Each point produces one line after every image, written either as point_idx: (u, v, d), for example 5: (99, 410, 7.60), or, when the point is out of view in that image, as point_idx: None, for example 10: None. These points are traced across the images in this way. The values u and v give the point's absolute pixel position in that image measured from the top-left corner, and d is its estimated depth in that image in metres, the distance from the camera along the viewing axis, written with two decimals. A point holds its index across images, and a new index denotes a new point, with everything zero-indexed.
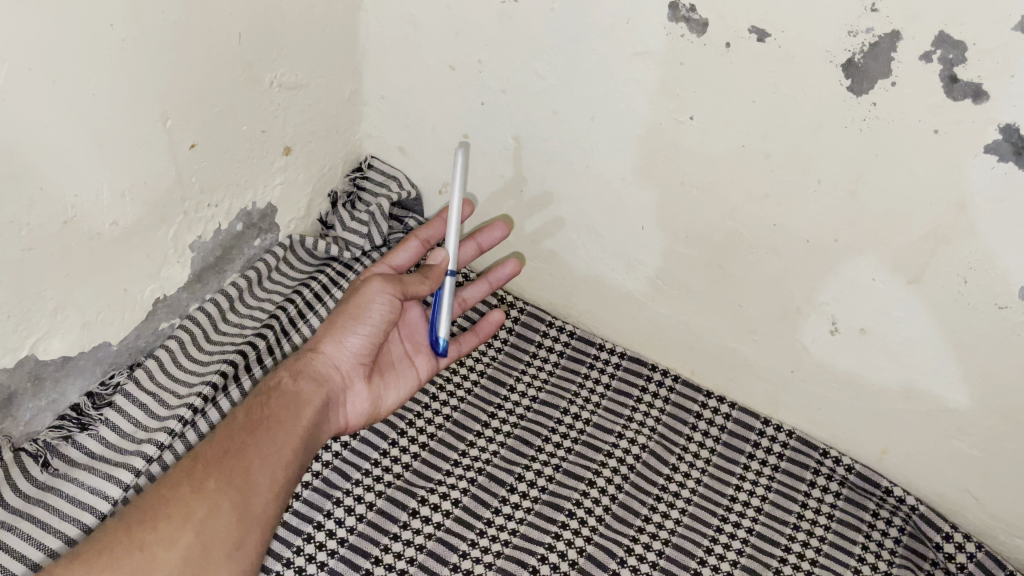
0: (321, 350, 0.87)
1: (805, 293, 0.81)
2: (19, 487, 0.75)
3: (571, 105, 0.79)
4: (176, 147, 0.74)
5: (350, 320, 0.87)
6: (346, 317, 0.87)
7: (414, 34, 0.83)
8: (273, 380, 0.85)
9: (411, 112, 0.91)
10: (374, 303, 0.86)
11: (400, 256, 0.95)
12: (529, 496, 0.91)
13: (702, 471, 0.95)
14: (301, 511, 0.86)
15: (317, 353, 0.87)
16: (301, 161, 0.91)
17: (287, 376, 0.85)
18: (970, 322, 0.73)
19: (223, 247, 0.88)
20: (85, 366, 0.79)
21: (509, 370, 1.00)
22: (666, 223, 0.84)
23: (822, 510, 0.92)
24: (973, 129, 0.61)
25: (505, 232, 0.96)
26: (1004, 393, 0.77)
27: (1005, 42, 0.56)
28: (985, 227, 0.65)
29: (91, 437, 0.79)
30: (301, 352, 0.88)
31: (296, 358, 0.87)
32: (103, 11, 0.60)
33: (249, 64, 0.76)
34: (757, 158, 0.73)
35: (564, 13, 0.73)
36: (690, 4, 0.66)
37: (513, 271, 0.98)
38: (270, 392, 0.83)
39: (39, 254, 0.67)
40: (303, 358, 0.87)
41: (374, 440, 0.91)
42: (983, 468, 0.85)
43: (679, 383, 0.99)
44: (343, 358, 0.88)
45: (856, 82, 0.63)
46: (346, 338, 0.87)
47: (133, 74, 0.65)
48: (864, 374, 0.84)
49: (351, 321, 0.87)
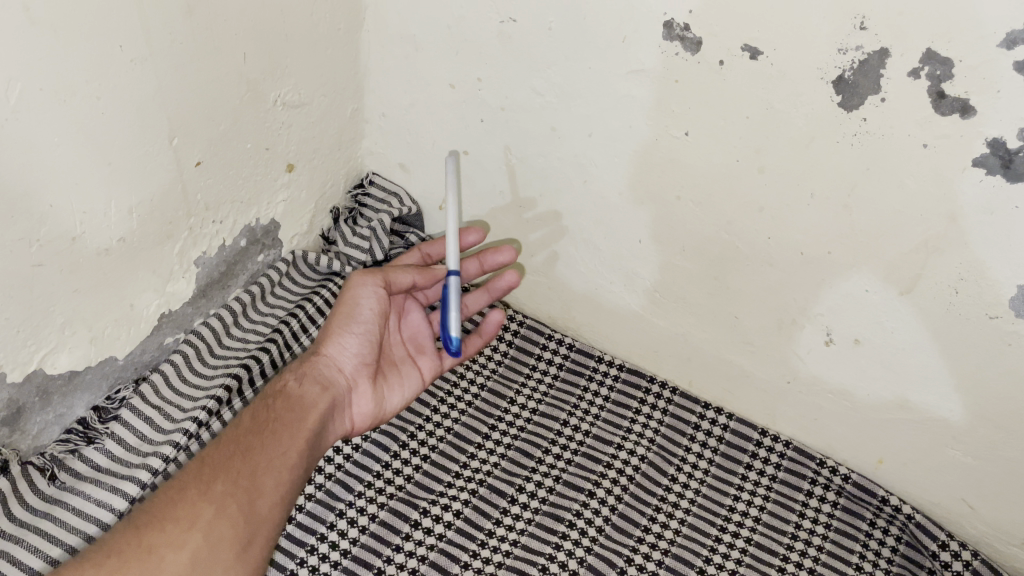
0: (323, 352, 0.88)
1: (800, 305, 0.82)
2: (26, 500, 0.75)
3: (569, 121, 0.81)
4: (182, 164, 0.75)
5: (345, 320, 0.89)
6: (343, 317, 0.89)
7: (414, 53, 0.85)
8: (277, 384, 0.86)
9: (412, 129, 0.93)
10: (363, 300, 0.89)
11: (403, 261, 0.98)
12: (529, 507, 0.91)
13: (701, 482, 0.96)
14: (304, 523, 0.86)
15: (320, 355, 0.88)
16: (304, 177, 0.92)
17: (291, 378, 0.86)
18: (962, 332, 0.74)
19: (227, 262, 0.89)
20: (91, 380, 0.80)
21: (509, 383, 1.01)
22: (662, 237, 0.85)
23: (819, 519, 0.93)
24: (962, 143, 0.62)
25: (511, 256, 0.95)
26: (998, 403, 0.78)
27: (991, 59, 0.58)
28: (974, 238, 0.67)
29: (97, 450, 0.80)
30: (303, 356, 0.88)
31: (299, 362, 0.88)
32: (113, 32, 0.62)
33: (253, 83, 0.78)
34: (751, 173, 0.74)
35: (561, 32, 0.74)
36: (684, 23, 0.67)
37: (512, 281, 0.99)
38: (275, 395, 0.84)
39: (49, 269, 0.68)
40: (306, 361, 0.87)
41: (376, 452, 0.92)
42: (978, 477, 0.85)
43: (677, 394, 1.00)
44: (346, 360, 0.89)
45: (846, 98, 0.65)
46: (346, 339, 0.89)
47: (142, 93, 0.67)
48: (859, 384, 0.86)
49: (348, 321, 0.89)
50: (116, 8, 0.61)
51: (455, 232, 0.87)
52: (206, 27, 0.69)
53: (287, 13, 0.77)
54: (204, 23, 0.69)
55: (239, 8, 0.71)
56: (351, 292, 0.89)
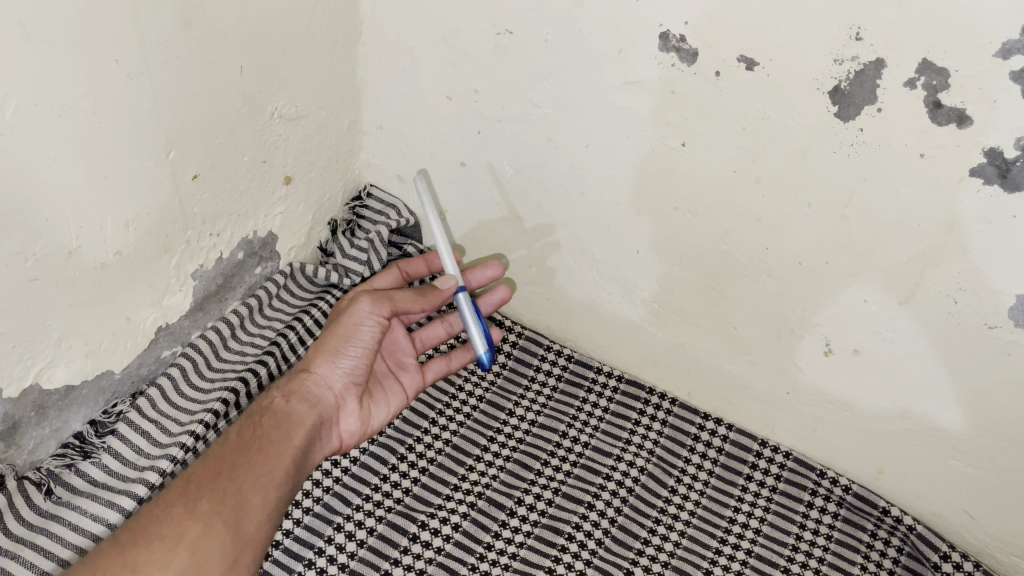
0: (314, 370, 0.87)
1: (799, 315, 0.82)
2: (22, 516, 0.75)
3: (566, 132, 0.81)
4: (179, 178, 0.75)
5: (341, 342, 0.87)
6: (339, 337, 0.87)
7: (411, 65, 0.85)
8: (263, 400, 0.85)
9: (409, 141, 0.93)
10: (364, 325, 0.87)
11: (382, 281, 0.97)
12: (528, 520, 0.91)
13: (701, 493, 0.95)
14: (302, 537, 0.86)
15: (310, 373, 0.87)
16: (301, 190, 0.92)
17: (279, 395, 0.85)
18: (961, 341, 0.74)
19: (224, 275, 0.89)
20: (88, 394, 0.80)
21: (507, 394, 1.01)
22: (660, 248, 0.85)
23: (820, 530, 0.93)
24: (959, 153, 0.62)
25: (500, 271, 0.96)
26: (998, 414, 0.77)
27: (987, 69, 0.57)
28: (973, 248, 0.67)
29: (93, 464, 0.80)
30: (292, 372, 0.88)
31: (287, 378, 0.87)
32: (108, 47, 0.62)
33: (249, 96, 0.78)
34: (748, 183, 0.74)
35: (557, 44, 0.74)
36: (680, 35, 0.67)
37: (502, 298, 0.97)
38: (262, 412, 0.83)
39: (45, 283, 0.68)
40: (295, 378, 0.86)
41: (373, 465, 0.92)
42: (979, 487, 0.85)
43: (677, 405, 1.00)
44: (336, 378, 0.88)
45: (843, 108, 0.65)
46: (339, 359, 0.88)
47: (138, 107, 0.67)
48: (859, 395, 0.85)
49: (344, 341, 0.87)
50: (110, 22, 0.61)
51: (447, 249, 0.90)
52: (202, 41, 0.69)
53: (283, 27, 0.77)
54: (200, 37, 0.69)
55: (234, 22, 0.71)
56: (351, 314, 0.87)
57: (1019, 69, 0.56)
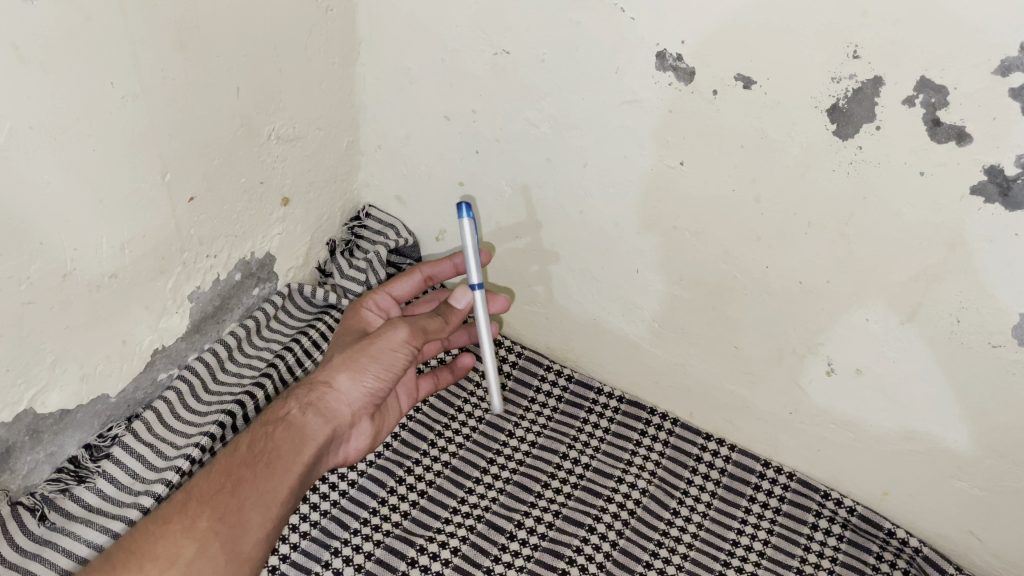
0: (335, 384, 0.84)
1: (802, 335, 0.81)
2: (16, 542, 0.74)
3: (565, 152, 0.81)
4: (176, 199, 0.75)
5: (369, 361, 0.84)
6: (368, 357, 0.84)
7: (409, 86, 0.85)
8: (279, 410, 0.82)
9: (408, 161, 0.93)
10: (394, 351, 0.85)
11: (401, 286, 0.94)
12: (528, 543, 0.90)
13: (703, 516, 0.94)
14: (299, 561, 0.85)
15: (331, 386, 0.84)
16: (300, 211, 0.92)
17: (296, 407, 0.82)
18: (964, 361, 0.73)
19: (222, 296, 0.89)
20: (84, 418, 0.79)
21: (508, 415, 1.00)
22: (661, 266, 0.84)
23: (825, 553, 0.91)
24: (957, 171, 0.62)
25: (505, 306, 0.93)
26: (1004, 434, 0.76)
27: (988, 86, 0.57)
28: (976, 266, 0.66)
29: (88, 489, 0.79)
30: (312, 381, 0.84)
31: (306, 388, 0.84)
32: (104, 70, 0.62)
33: (247, 118, 0.78)
34: (746, 202, 0.74)
35: (554, 62, 0.74)
36: (677, 53, 0.67)
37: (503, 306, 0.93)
38: (276, 422, 0.81)
39: (39, 306, 0.67)
40: (317, 391, 0.83)
41: (371, 488, 0.91)
42: (985, 508, 0.84)
43: (678, 426, 0.99)
44: (356, 396, 0.85)
45: (841, 126, 0.64)
46: (363, 377, 0.84)
47: (134, 128, 0.67)
48: (862, 414, 0.84)
49: (370, 361, 0.84)
50: (106, 45, 0.61)
51: (475, 252, 0.83)
52: (200, 64, 0.69)
53: (280, 47, 0.77)
54: (197, 57, 0.68)
55: (233, 43, 0.71)
56: (385, 339, 0.85)
57: (1018, 86, 0.56)
